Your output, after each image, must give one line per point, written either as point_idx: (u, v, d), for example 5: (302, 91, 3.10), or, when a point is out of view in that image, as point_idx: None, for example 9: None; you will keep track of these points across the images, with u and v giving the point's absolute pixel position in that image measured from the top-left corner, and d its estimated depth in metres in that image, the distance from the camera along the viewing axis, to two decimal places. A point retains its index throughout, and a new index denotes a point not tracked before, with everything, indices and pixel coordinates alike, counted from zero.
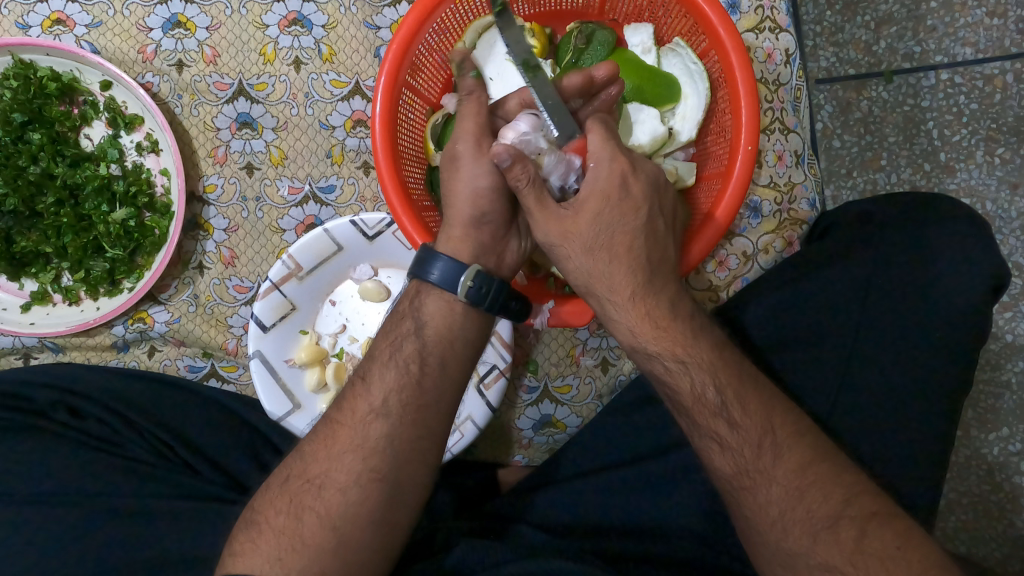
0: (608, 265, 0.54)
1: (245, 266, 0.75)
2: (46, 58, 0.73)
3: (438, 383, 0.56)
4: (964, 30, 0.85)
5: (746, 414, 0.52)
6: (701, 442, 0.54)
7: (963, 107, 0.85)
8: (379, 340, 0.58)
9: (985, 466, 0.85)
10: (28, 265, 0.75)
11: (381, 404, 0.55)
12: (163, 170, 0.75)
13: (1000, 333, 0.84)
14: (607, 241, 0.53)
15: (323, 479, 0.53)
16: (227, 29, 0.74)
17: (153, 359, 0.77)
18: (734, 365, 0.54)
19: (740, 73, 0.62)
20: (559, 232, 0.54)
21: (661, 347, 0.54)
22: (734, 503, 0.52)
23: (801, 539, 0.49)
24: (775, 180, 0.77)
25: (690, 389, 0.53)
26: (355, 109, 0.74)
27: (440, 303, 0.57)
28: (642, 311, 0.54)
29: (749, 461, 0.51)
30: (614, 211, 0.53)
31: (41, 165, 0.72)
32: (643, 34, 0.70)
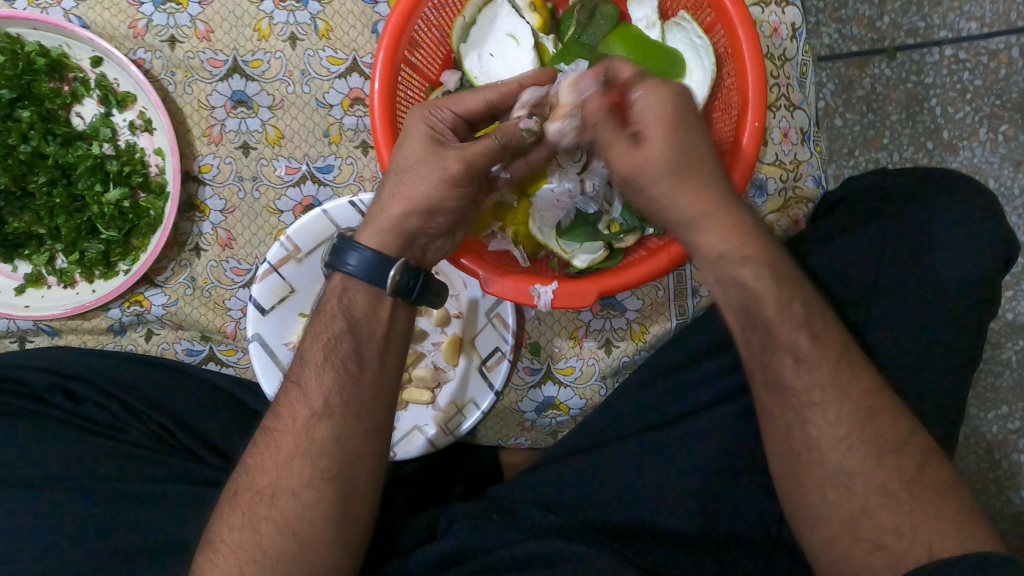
0: (686, 186, 0.51)
1: (242, 248, 0.74)
2: (32, 32, 0.71)
3: (377, 375, 0.56)
4: (970, 4, 0.83)
5: (827, 331, 0.52)
6: (768, 356, 0.53)
7: (966, 84, 0.84)
8: (307, 342, 0.56)
9: (984, 444, 0.84)
10: (20, 246, 0.74)
11: (323, 406, 0.53)
12: (157, 150, 0.73)
13: (1000, 312, 0.84)
14: (680, 163, 0.50)
15: (273, 488, 0.52)
16: (221, 3, 0.72)
17: (150, 342, 0.76)
18: (808, 293, 0.54)
19: (748, 47, 0.61)
20: (632, 164, 0.51)
21: (748, 258, 0.52)
22: (795, 420, 0.52)
23: (864, 461, 0.50)
24: (781, 158, 0.76)
25: (778, 298, 0.52)
26: (352, 86, 0.72)
27: (369, 299, 0.56)
28: (731, 224, 0.52)
29: (825, 380, 0.51)
30: (680, 128, 0.49)
31: (31, 144, 0.71)
32: (647, 8, 0.70)
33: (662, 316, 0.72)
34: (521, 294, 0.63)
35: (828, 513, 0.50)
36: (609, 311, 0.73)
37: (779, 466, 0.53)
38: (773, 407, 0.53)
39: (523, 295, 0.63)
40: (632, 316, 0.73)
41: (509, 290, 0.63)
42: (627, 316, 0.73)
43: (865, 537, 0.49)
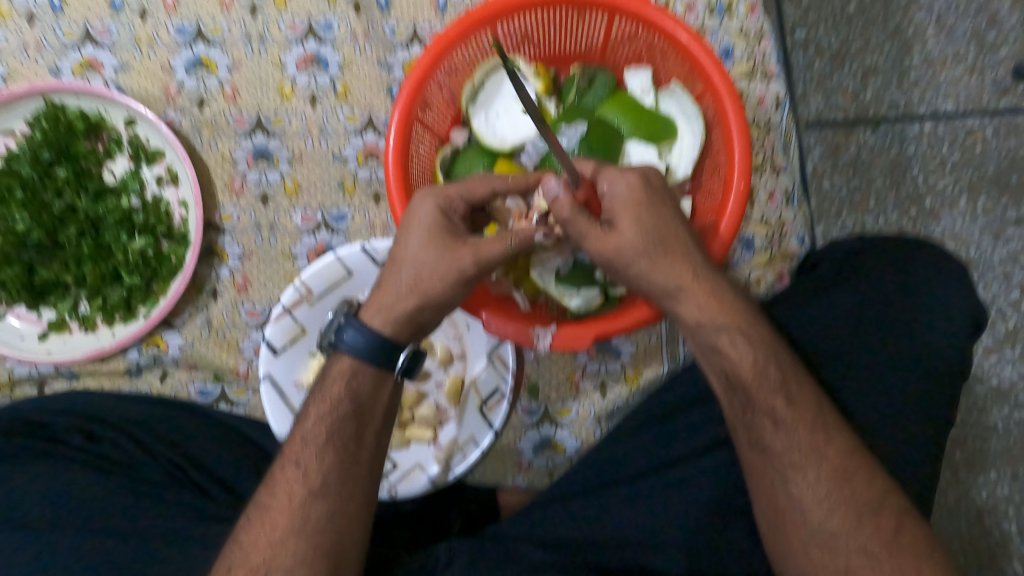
0: (663, 257, 0.57)
1: (257, 291, 0.78)
2: (74, 99, 0.77)
3: (372, 460, 0.60)
4: (946, 85, 0.90)
5: (802, 395, 0.58)
6: (753, 420, 0.58)
7: (945, 156, 0.90)
8: (309, 421, 0.59)
9: (974, 508, 0.86)
10: (47, 294, 0.78)
11: (320, 486, 0.57)
12: (181, 202, 0.78)
13: (985, 376, 0.87)
14: (650, 240, 0.56)
15: (268, 564, 0.55)
16: (248, 69, 0.78)
17: (164, 383, 0.78)
18: (779, 356, 0.59)
19: (733, 116, 0.67)
20: (609, 245, 0.56)
21: (722, 326, 0.58)
22: (778, 479, 0.57)
23: (844, 519, 0.55)
24: (767, 217, 0.81)
25: (752, 365, 0.58)
26: (367, 142, 0.78)
27: (372, 378, 0.60)
28: (708, 291, 0.58)
29: (803, 440, 0.57)
30: (647, 210, 0.57)
31: (65, 199, 0.76)
32: (642, 76, 0.74)
33: (654, 360, 0.75)
34: (521, 334, 0.66)
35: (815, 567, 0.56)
36: (604, 355, 0.76)
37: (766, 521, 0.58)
38: (758, 467, 0.58)
39: (523, 336, 0.66)
40: (626, 359, 0.76)
41: (510, 330, 0.66)
42: (621, 359, 0.76)
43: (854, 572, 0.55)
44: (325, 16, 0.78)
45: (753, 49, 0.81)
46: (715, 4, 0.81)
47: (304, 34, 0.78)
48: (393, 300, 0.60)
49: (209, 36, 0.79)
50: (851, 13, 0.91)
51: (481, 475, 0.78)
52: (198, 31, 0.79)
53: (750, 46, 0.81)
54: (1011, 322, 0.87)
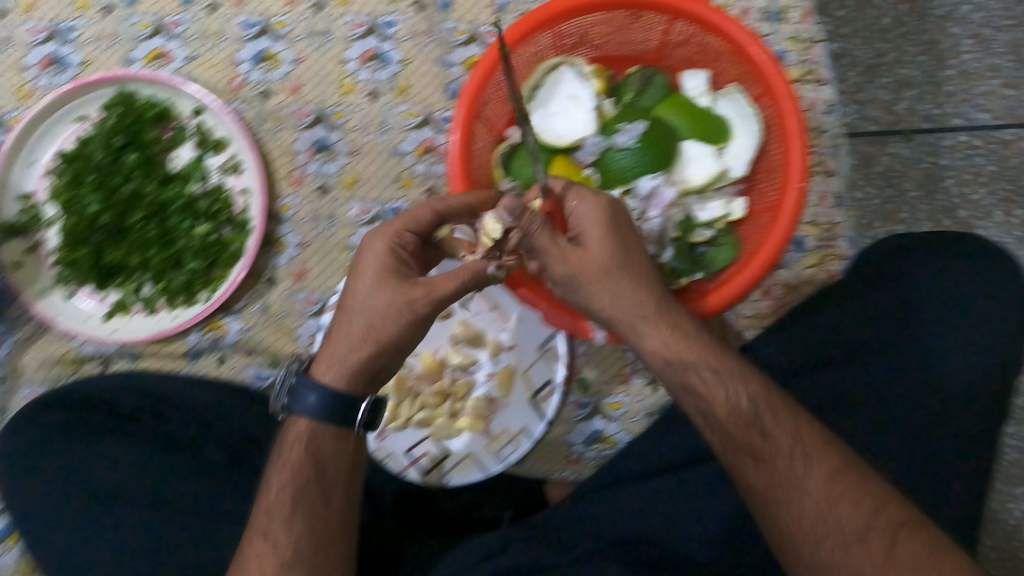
0: (633, 290, 0.58)
1: (314, 280, 0.80)
2: (147, 88, 0.80)
3: (344, 510, 0.61)
4: (982, 96, 0.80)
5: (777, 423, 0.56)
6: (734, 457, 0.56)
7: (980, 167, 0.80)
8: (273, 492, 0.60)
9: (1011, 524, 0.74)
10: (113, 275, 0.79)
11: (291, 555, 0.58)
12: (244, 189, 0.80)
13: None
14: (610, 268, 0.58)
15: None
16: (310, 63, 0.81)
17: (222, 366, 0.80)
18: (751, 386, 0.57)
19: (792, 118, 0.68)
20: (576, 263, 0.57)
21: (688, 360, 0.58)
22: (772, 516, 0.55)
23: (851, 537, 0.53)
24: (818, 218, 0.82)
25: (726, 400, 0.57)
26: (424, 137, 0.80)
27: (331, 438, 0.60)
28: (668, 326, 0.59)
29: (778, 466, 0.55)
30: (614, 232, 0.58)
31: (133, 184, 0.78)
32: (699, 79, 0.76)
33: None
34: (577, 326, 0.67)
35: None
36: None
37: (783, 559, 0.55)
38: (749, 507, 0.56)
39: (579, 328, 0.67)
40: None
41: (566, 323, 0.67)
42: None
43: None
44: (388, 14, 0.80)
45: (806, 55, 0.84)
46: (770, 12, 0.85)
47: (366, 31, 0.80)
48: (350, 350, 0.58)
49: (276, 30, 0.81)
50: (885, 26, 0.82)
51: (530, 467, 0.78)
52: (265, 26, 0.81)
53: (803, 52, 0.84)
54: None
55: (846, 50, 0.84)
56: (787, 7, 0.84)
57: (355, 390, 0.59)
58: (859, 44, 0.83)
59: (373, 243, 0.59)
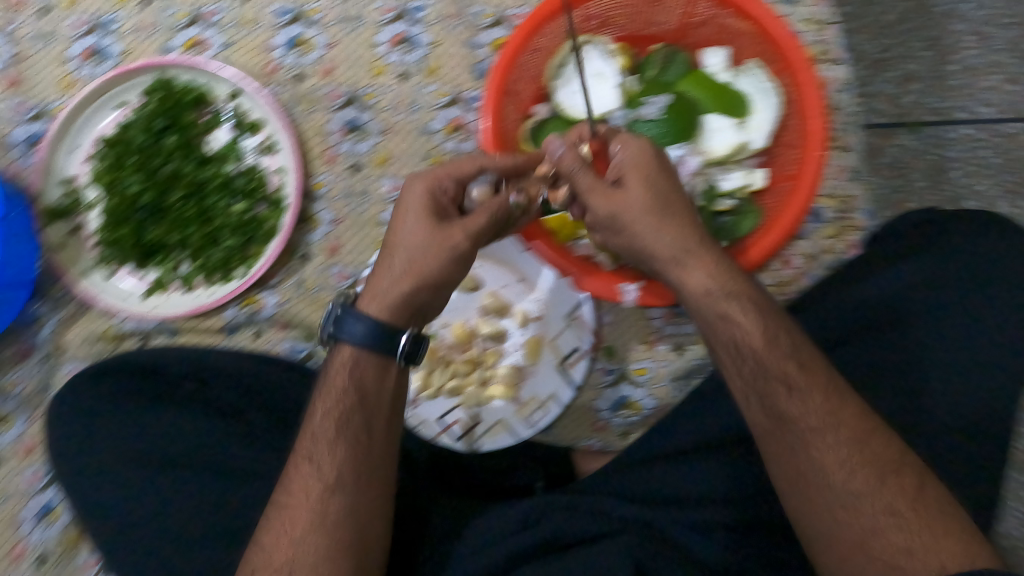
0: (660, 227, 0.61)
1: (348, 254, 0.82)
2: (185, 74, 0.83)
3: (383, 450, 0.61)
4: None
5: (811, 358, 0.59)
6: (766, 386, 0.58)
7: (986, 158, 0.84)
8: (317, 417, 0.61)
9: None
10: (152, 255, 0.82)
11: (335, 480, 0.59)
12: (279, 168, 0.83)
13: None
14: (647, 205, 0.60)
15: (291, 565, 0.56)
16: (342, 47, 0.84)
17: (259, 340, 0.82)
18: (769, 329, 0.59)
19: (809, 90, 0.71)
20: (608, 205, 0.61)
21: (730, 293, 0.61)
22: (797, 445, 0.57)
23: (868, 482, 0.55)
24: (834, 191, 0.85)
25: (764, 333, 0.59)
26: (454, 116, 0.82)
27: (374, 369, 0.61)
28: (711, 261, 0.61)
29: (818, 404, 0.57)
30: (652, 170, 0.62)
31: (173, 165, 0.81)
32: (719, 56, 0.79)
33: None
34: (607, 290, 0.70)
35: (846, 532, 0.55)
36: (681, 318, 0.78)
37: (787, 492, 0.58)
38: (777, 435, 0.58)
39: (609, 291, 0.70)
40: None
41: (596, 287, 0.70)
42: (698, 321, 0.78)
43: (880, 556, 0.53)
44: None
45: (822, 34, 0.87)
46: None
47: (396, 16, 0.83)
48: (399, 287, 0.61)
49: (309, 17, 0.84)
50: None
51: (556, 434, 0.80)
52: (298, 13, 0.85)
53: (819, 32, 0.87)
54: None
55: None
56: None
57: (398, 322, 0.62)
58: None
59: (411, 186, 0.63)
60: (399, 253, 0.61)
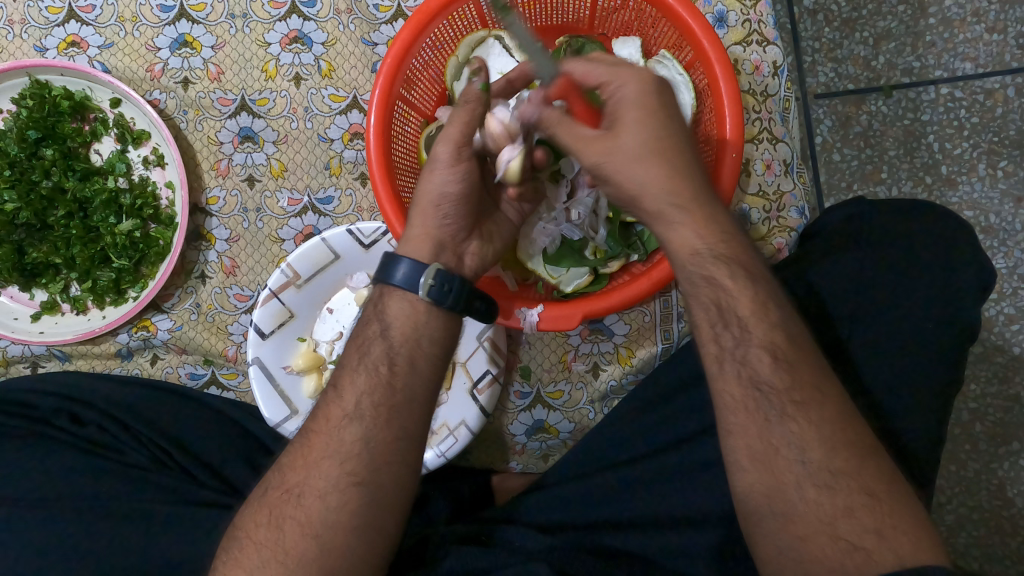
0: (664, 167, 0.53)
1: (245, 275, 0.78)
2: (59, 78, 0.77)
3: (411, 383, 0.54)
4: (963, 46, 0.93)
5: (797, 338, 0.52)
6: (753, 350, 0.51)
7: (963, 121, 0.93)
8: (352, 347, 0.57)
9: (995, 481, 0.91)
10: (38, 276, 0.78)
11: (354, 408, 0.53)
12: (167, 183, 0.78)
13: (1007, 345, 0.91)
14: (657, 140, 0.53)
15: (300, 487, 0.51)
16: (231, 48, 0.78)
17: (155, 366, 0.80)
18: (761, 295, 0.53)
19: (725, 83, 0.64)
20: (601, 147, 0.53)
21: (720, 255, 0.53)
22: (773, 417, 0.49)
23: (849, 460, 0.48)
24: (764, 189, 0.79)
25: (752, 299, 0.52)
26: (352, 122, 0.78)
27: (404, 304, 0.56)
28: (702, 219, 0.54)
29: (805, 378, 0.50)
30: (655, 115, 0.54)
31: (52, 179, 0.76)
32: (631, 47, 0.74)
33: (648, 340, 0.75)
34: (509, 316, 0.65)
35: (805, 512, 0.48)
36: (597, 335, 0.76)
37: (747, 468, 0.50)
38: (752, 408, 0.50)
39: (510, 318, 0.65)
40: (619, 340, 0.76)
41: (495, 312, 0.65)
42: (614, 340, 0.76)
43: (843, 537, 0.46)
44: None
45: (748, 14, 0.80)
46: None
47: (287, 12, 0.77)
48: (429, 218, 0.58)
49: (193, 14, 0.78)
50: None
51: (474, 458, 0.79)
52: (182, 10, 0.78)
53: (744, 11, 0.80)
54: None
55: (822, 5, 0.95)
56: None
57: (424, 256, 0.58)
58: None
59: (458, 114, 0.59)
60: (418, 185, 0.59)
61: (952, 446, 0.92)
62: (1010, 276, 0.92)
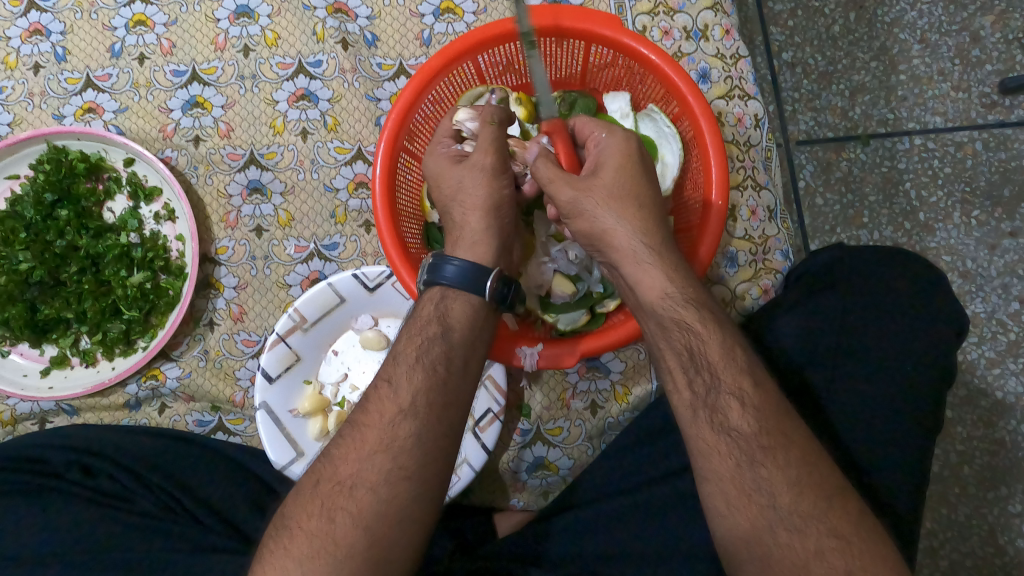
0: (636, 211, 0.58)
1: (252, 321, 0.80)
2: (76, 142, 0.81)
3: (462, 386, 0.56)
4: (933, 101, 0.98)
5: (763, 381, 0.54)
6: (721, 396, 0.53)
7: (937, 170, 0.98)
8: (401, 344, 0.57)
9: (987, 527, 0.91)
10: (48, 331, 0.80)
11: (410, 404, 0.53)
12: (178, 236, 0.81)
13: (990, 390, 0.93)
14: (634, 189, 0.58)
15: (354, 479, 0.51)
16: (240, 106, 0.82)
17: (163, 415, 0.81)
18: (728, 341, 0.55)
19: (709, 135, 0.68)
20: (584, 187, 0.58)
21: (690, 299, 0.56)
22: (744, 463, 0.51)
23: (816, 502, 0.50)
24: (750, 233, 0.82)
25: (721, 344, 0.55)
26: (357, 172, 0.81)
27: (465, 307, 0.58)
28: (670, 264, 0.57)
29: (771, 423, 0.52)
30: (636, 165, 0.59)
31: (66, 238, 0.78)
32: (620, 101, 0.78)
33: (643, 378, 0.78)
34: (507, 356, 0.68)
35: (780, 555, 0.49)
36: (594, 372, 0.78)
37: (724, 512, 0.51)
38: (723, 455, 0.52)
39: (508, 357, 0.68)
40: (616, 377, 0.77)
41: (496, 355, 0.68)
42: (610, 377, 0.78)
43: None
44: (316, 54, 0.82)
45: (729, 71, 0.85)
46: (691, 30, 0.85)
47: (294, 72, 0.82)
48: (491, 223, 0.61)
49: (204, 77, 0.83)
50: (836, 34, 1.01)
51: (476, 497, 0.79)
52: (194, 74, 0.83)
53: (726, 68, 0.85)
54: (1011, 333, 0.93)
55: (801, 58, 1.01)
56: (708, 25, 0.85)
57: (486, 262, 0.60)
58: (811, 53, 1.01)
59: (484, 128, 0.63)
60: (458, 201, 0.62)
61: (941, 489, 0.92)
62: (988, 321, 0.94)
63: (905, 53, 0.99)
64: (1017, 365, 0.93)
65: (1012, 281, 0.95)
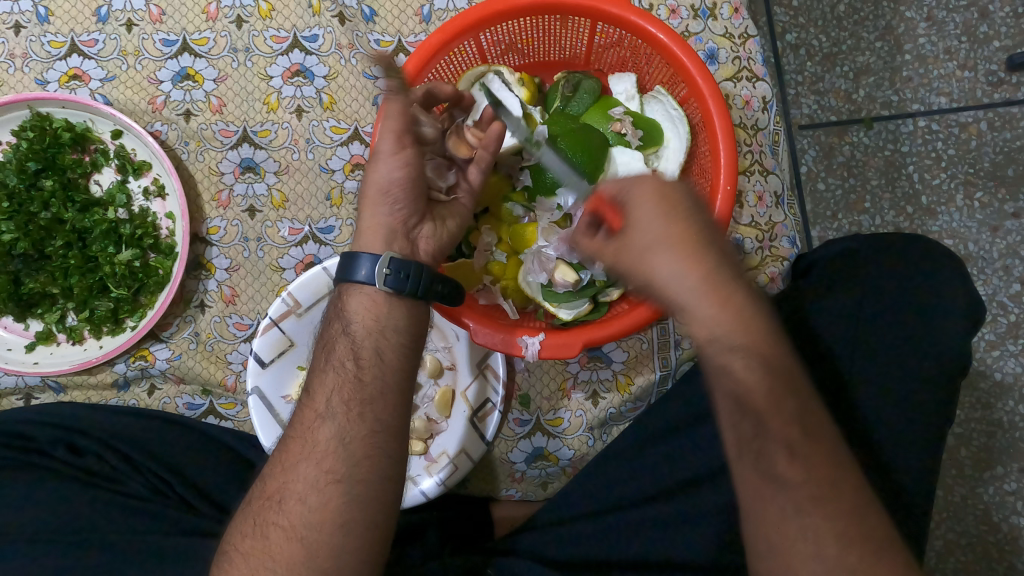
0: (673, 264, 0.50)
1: (245, 304, 0.79)
2: (61, 110, 0.78)
3: (382, 377, 0.55)
4: (938, 81, 0.96)
5: (813, 416, 0.51)
6: (764, 450, 0.50)
7: (941, 152, 0.96)
8: (319, 352, 0.59)
9: (981, 505, 0.92)
10: (34, 306, 0.78)
11: (325, 408, 0.54)
12: (168, 214, 0.79)
13: (989, 371, 0.93)
14: (662, 235, 0.50)
15: (281, 493, 0.52)
16: (233, 81, 0.79)
17: (152, 397, 0.79)
18: (797, 388, 0.51)
19: (717, 118, 0.66)
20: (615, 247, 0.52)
21: (740, 347, 0.50)
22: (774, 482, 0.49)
23: (838, 526, 0.48)
24: (757, 219, 0.81)
25: (769, 393, 0.49)
26: (353, 153, 0.79)
27: (363, 299, 0.57)
28: (722, 314, 0.50)
29: (821, 468, 0.49)
30: (664, 207, 0.51)
31: (52, 210, 0.76)
32: (626, 82, 0.76)
33: (646, 367, 0.76)
34: (510, 345, 0.65)
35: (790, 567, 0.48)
36: (596, 363, 0.77)
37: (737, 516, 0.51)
38: (765, 490, 0.50)
39: (511, 346, 0.65)
40: (618, 367, 0.77)
41: (498, 341, 0.66)
42: (612, 367, 0.77)
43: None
44: (311, 28, 0.79)
45: (737, 51, 0.83)
46: (699, 8, 0.83)
47: (289, 46, 0.79)
48: (379, 209, 0.59)
49: (196, 48, 0.79)
50: (841, 14, 0.98)
51: (474, 486, 0.79)
52: (185, 44, 0.80)
53: (734, 49, 0.83)
54: (1011, 315, 0.93)
55: (805, 40, 0.98)
56: (716, 3, 0.83)
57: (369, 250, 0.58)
58: (816, 34, 0.98)
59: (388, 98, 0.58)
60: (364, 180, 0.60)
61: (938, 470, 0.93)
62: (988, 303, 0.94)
63: (911, 33, 0.97)
64: (1016, 346, 0.93)
65: (1013, 263, 0.94)
